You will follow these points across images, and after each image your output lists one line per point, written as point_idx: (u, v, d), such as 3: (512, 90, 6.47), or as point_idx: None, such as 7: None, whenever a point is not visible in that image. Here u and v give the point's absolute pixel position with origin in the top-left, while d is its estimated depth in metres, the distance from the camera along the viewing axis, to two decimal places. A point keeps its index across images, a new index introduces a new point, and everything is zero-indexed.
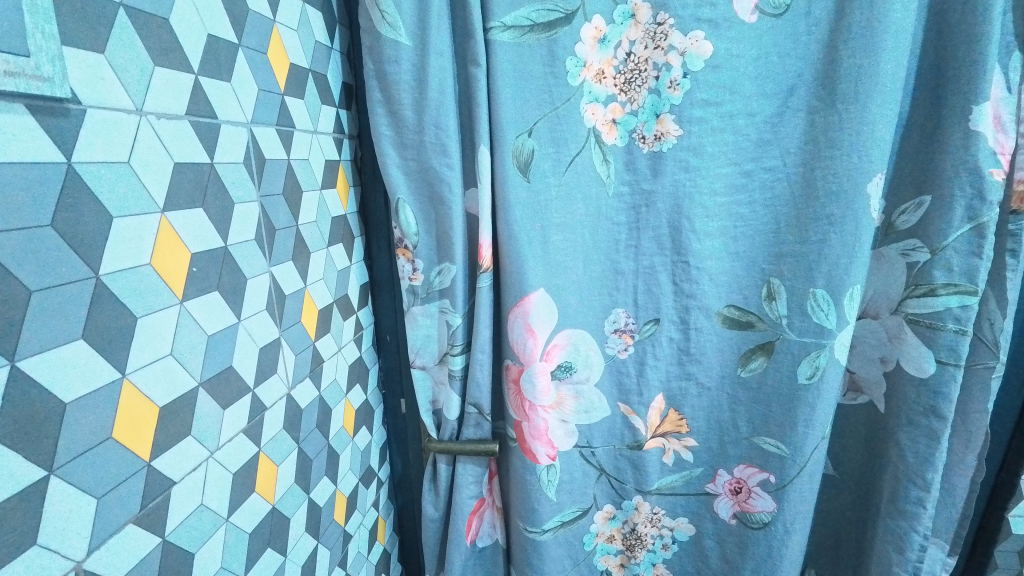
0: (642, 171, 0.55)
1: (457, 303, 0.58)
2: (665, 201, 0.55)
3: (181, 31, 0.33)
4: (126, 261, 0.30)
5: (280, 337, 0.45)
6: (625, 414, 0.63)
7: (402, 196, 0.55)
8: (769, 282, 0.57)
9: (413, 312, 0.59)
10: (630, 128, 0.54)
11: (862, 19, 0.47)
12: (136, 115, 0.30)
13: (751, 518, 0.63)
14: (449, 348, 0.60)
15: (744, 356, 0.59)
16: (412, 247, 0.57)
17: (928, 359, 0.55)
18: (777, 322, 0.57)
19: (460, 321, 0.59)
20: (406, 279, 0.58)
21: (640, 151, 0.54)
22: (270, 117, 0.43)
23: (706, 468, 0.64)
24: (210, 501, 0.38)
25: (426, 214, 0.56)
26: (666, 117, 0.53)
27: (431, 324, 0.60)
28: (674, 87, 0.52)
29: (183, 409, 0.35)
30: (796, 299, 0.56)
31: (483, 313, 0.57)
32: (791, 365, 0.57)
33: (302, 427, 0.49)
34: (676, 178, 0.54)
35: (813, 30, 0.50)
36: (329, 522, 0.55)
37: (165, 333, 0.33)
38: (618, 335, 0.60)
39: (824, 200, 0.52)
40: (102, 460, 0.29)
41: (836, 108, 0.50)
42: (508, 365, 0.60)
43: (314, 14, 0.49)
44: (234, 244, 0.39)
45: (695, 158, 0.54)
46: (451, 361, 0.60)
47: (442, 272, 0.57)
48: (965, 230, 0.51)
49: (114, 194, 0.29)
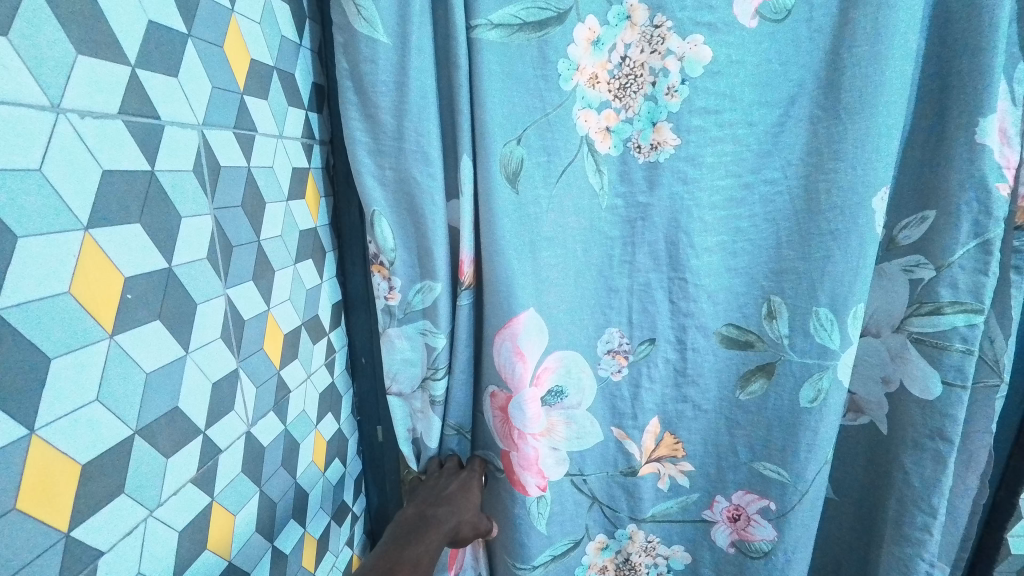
0: (638, 182, 0.52)
1: (439, 324, 0.53)
2: (662, 213, 0.52)
3: (115, 16, 0.28)
4: (37, 291, 0.25)
5: (238, 368, 0.40)
6: (619, 439, 0.59)
7: (378, 207, 0.50)
8: (769, 299, 0.54)
9: (389, 334, 0.55)
10: (625, 137, 0.50)
11: (867, 25, 0.44)
12: (51, 113, 0.25)
13: (750, 546, 0.59)
14: (431, 372, 0.55)
15: (743, 377, 0.56)
16: (388, 263, 0.52)
17: (933, 380, 0.52)
18: (778, 342, 0.54)
19: (443, 343, 0.54)
20: (382, 298, 0.53)
21: (636, 161, 0.51)
22: (227, 119, 0.37)
23: (703, 494, 0.61)
24: (151, 567, 0.32)
25: (404, 227, 0.51)
26: (663, 126, 0.50)
27: (411, 347, 0.55)
28: (671, 94, 0.49)
29: (115, 462, 0.29)
30: (797, 318, 0.53)
31: (464, 330, 0.54)
32: (793, 387, 0.54)
33: (264, 467, 0.44)
34: (673, 190, 0.51)
35: (814, 37, 0.47)
36: (296, 570, 0.49)
37: (91, 375, 0.27)
38: (612, 356, 0.57)
39: (827, 214, 0.49)
40: (1, 539, 0.24)
41: (839, 118, 0.47)
42: (494, 392, 0.55)
43: (280, 7, 0.44)
44: (180, 264, 0.33)
45: (693, 169, 0.50)
46: (433, 386, 0.55)
47: (424, 290, 0.53)
48: (971, 247, 0.49)
49: (15, 206, 0.23)
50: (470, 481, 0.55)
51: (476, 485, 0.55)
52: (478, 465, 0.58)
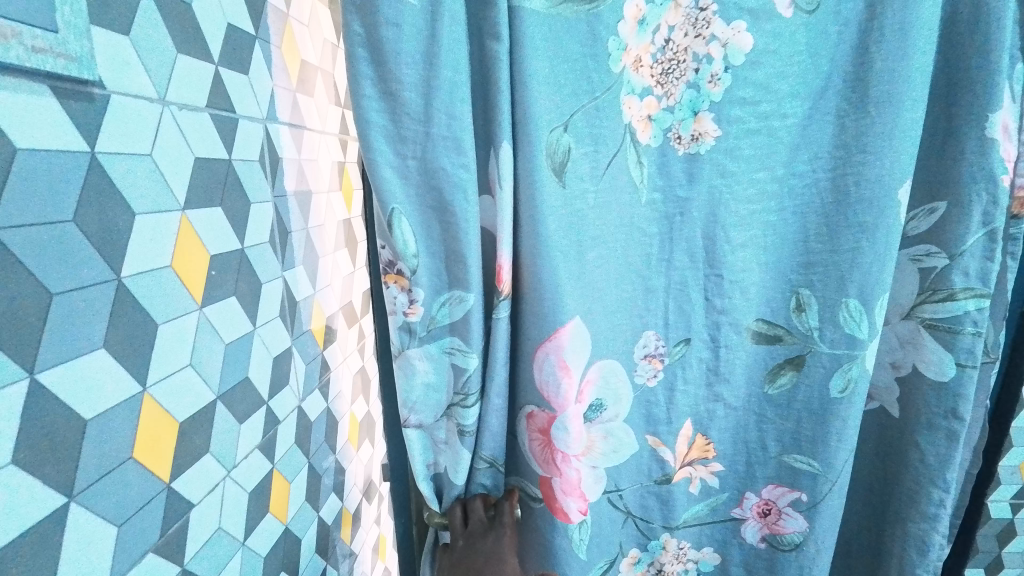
0: (677, 176, 0.54)
1: (470, 343, 0.53)
2: (700, 208, 0.55)
3: (203, 18, 0.31)
4: (148, 263, 0.27)
5: (291, 347, 0.42)
6: (653, 446, 0.61)
7: (397, 205, 0.48)
8: (798, 292, 0.57)
9: (408, 355, 0.54)
10: (665, 127, 0.53)
11: (893, 23, 0.48)
12: (158, 105, 0.28)
13: (781, 539, 0.63)
14: (461, 397, 0.54)
15: (772, 371, 0.60)
16: (408, 273, 0.51)
17: (947, 362, 0.56)
18: (807, 335, 0.58)
19: (475, 363, 0.53)
20: (400, 314, 0.52)
21: (675, 152, 0.54)
22: (283, 114, 0.40)
23: (732, 493, 0.64)
24: (228, 525, 0.35)
25: (430, 228, 0.50)
26: (703, 116, 0.52)
27: (437, 371, 0.54)
28: (714, 82, 0.52)
29: (203, 424, 0.32)
30: (827, 310, 0.56)
31: (501, 351, 0.53)
32: (823, 378, 0.58)
33: (312, 441, 0.46)
34: (712, 184, 0.54)
35: (842, 31, 0.50)
36: (336, 542, 0.52)
37: (185, 342, 0.30)
38: (648, 361, 0.59)
39: (856, 206, 0.53)
40: (122, 484, 0.26)
41: (867, 111, 0.51)
42: (533, 413, 0.56)
43: (323, 11, 0.48)
44: (250, 246, 0.36)
45: (731, 162, 0.53)
46: (462, 413, 0.55)
47: (452, 302, 0.52)
48: (981, 236, 0.52)
49: (134, 186, 0.26)
50: (502, 548, 0.55)
51: (509, 554, 0.56)
52: (507, 519, 0.58)
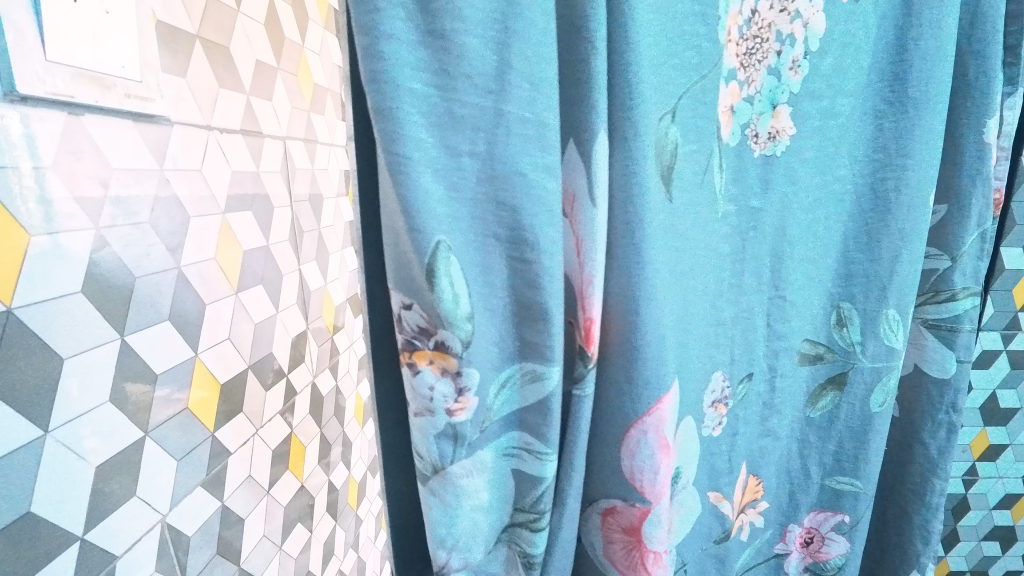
0: (754, 184, 0.49)
1: (548, 438, 0.39)
2: (769, 221, 0.50)
3: (238, 58, 0.38)
4: (199, 254, 0.34)
5: (307, 330, 0.49)
6: (715, 503, 0.53)
7: (443, 237, 0.34)
8: (838, 306, 0.55)
9: (453, 472, 0.38)
10: (745, 120, 0.48)
11: (932, 21, 0.47)
12: (208, 130, 0.35)
13: (822, 565, 0.60)
14: (529, 510, 0.41)
15: (813, 393, 0.57)
16: (457, 352, 0.36)
17: (951, 360, 0.56)
18: (849, 350, 0.55)
19: (552, 462, 0.40)
20: (441, 409, 0.37)
21: (750, 152, 0.49)
22: (298, 130, 0.47)
23: (775, 530, 0.59)
24: (256, 474, 0.41)
25: (486, 268, 0.37)
26: (781, 110, 0.48)
27: (496, 478, 0.40)
28: (794, 68, 0.48)
29: (237, 388, 0.39)
30: (867, 323, 0.54)
31: (581, 438, 0.41)
32: (864, 393, 0.56)
33: (324, 414, 0.53)
34: (784, 192, 0.50)
35: (882, 22, 0.49)
36: (343, 506, 0.58)
37: (224, 319, 0.37)
38: (715, 408, 0.51)
39: (899, 212, 0.51)
40: (181, 428, 0.33)
41: (904, 112, 0.50)
42: (615, 504, 0.44)
43: (331, 41, 0.55)
44: (274, 242, 0.43)
45: (797, 166, 0.50)
46: (534, 530, 0.41)
47: (522, 378, 0.39)
48: (975, 237, 0.53)
49: (192, 194, 0.33)
50: None
51: None
52: None
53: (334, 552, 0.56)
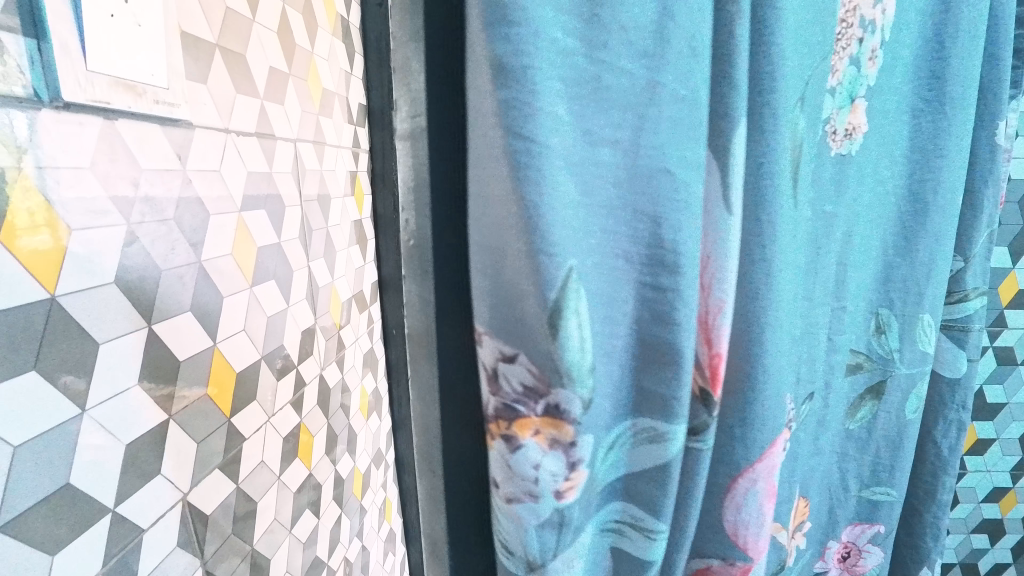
0: (838, 175, 0.76)
1: (673, 459, 0.65)
2: (842, 220, 0.77)
3: (253, 64, 0.41)
4: (218, 250, 0.37)
5: (315, 324, 0.52)
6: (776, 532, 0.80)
7: (574, 275, 0.56)
8: (879, 314, 0.85)
9: (565, 503, 0.62)
10: (828, 112, 0.72)
11: (965, 64, 0.75)
12: (224, 133, 0.37)
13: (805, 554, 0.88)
14: (648, 527, 0.68)
15: (854, 407, 0.88)
16: (575, 425, 0.60)
17: (962, 362, 0.88)
18: (888, 357, 0.86)
19: (672, 475, 0.66)
20: (558, 483, 0.61)
21: (829, 148, 0.74)
22: (308, 134, 0.50)
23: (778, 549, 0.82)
24: (268, 459, 0.44)
25: (613, 325, 0.62)
26: (858, 105, 0.74)
27: (581, 523, 0.64)
28: (872, 56, 0.73)
29: (250, 377, 0.41)
30: (907, 330, 0.85)
31: (703, 467, 0.68)
32: (902, 392, 0.87)
33: (330, 405, 0.56)
34: (858, 190, 0.78)
35: (933, 61, 0.77)
36: (349, 495, 0.61)
37: (239, 311, 0.39)
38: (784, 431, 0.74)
39: (920, 200, 0.81)
40: (200, 412, 0.36)
41: (932, 117, 0.78)
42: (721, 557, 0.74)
43: (340, 47, 0.57)
44: (285, 240, 0.46)
45: (864, 168, 0.78)
46: (654, 536, 0.68)
47: (620, 433, 0.66)
48: (983, 241, 0.85)
49: (211, 194, 0.36)
50: None
51: None
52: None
53: (340, 539, 0.59)
